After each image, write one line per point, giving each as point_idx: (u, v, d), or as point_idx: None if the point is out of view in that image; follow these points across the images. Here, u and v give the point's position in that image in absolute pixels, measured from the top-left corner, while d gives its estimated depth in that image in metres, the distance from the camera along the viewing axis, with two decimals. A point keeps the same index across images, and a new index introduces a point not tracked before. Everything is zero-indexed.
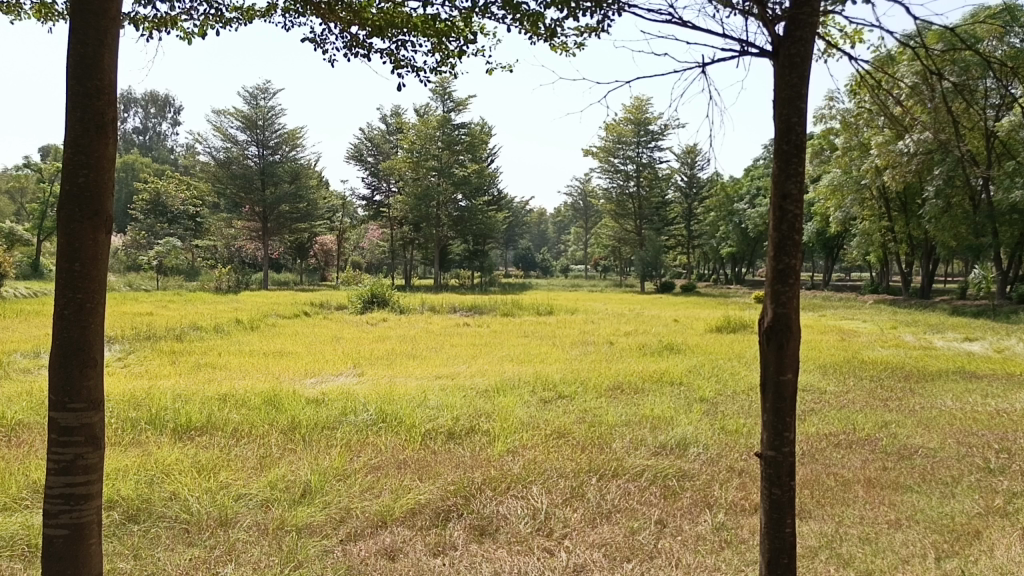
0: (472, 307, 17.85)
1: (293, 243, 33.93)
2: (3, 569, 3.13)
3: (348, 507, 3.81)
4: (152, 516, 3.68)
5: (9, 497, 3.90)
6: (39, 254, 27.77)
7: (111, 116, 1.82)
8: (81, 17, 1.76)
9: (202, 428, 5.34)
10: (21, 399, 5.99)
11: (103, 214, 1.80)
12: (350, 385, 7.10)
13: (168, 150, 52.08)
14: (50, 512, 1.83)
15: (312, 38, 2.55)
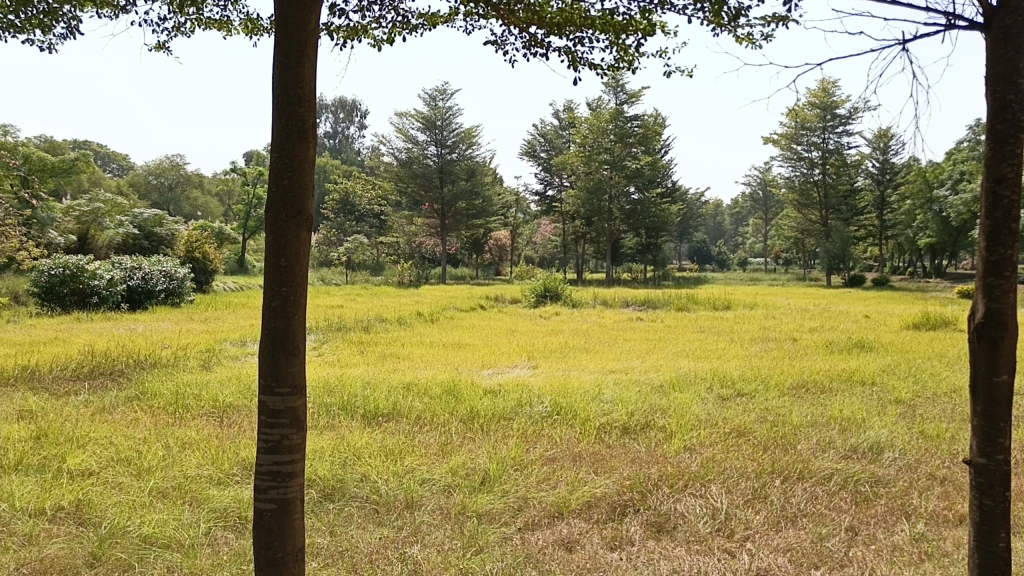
0: (646, 301, 17.63)
1: (469, 238, 34.98)
2: (219, 537, 3.46)
3: (526, 497, 3.88)
4: (346, 496, 3.93)
5: (222, 472, 4.30)
6: (244, 251, 30.35)
7: (312, 122, 1.95)
8: (285, 32, 1.90)
9: (389, 414, 5.63)
10: (232, 383, 6.59)
11: (305, 213, 1.94)
12: (526, 377, 7.23)
13: (356, 152, 55.20)
14: (261, 487, 1.99)
15: (493, 40, 2.61)
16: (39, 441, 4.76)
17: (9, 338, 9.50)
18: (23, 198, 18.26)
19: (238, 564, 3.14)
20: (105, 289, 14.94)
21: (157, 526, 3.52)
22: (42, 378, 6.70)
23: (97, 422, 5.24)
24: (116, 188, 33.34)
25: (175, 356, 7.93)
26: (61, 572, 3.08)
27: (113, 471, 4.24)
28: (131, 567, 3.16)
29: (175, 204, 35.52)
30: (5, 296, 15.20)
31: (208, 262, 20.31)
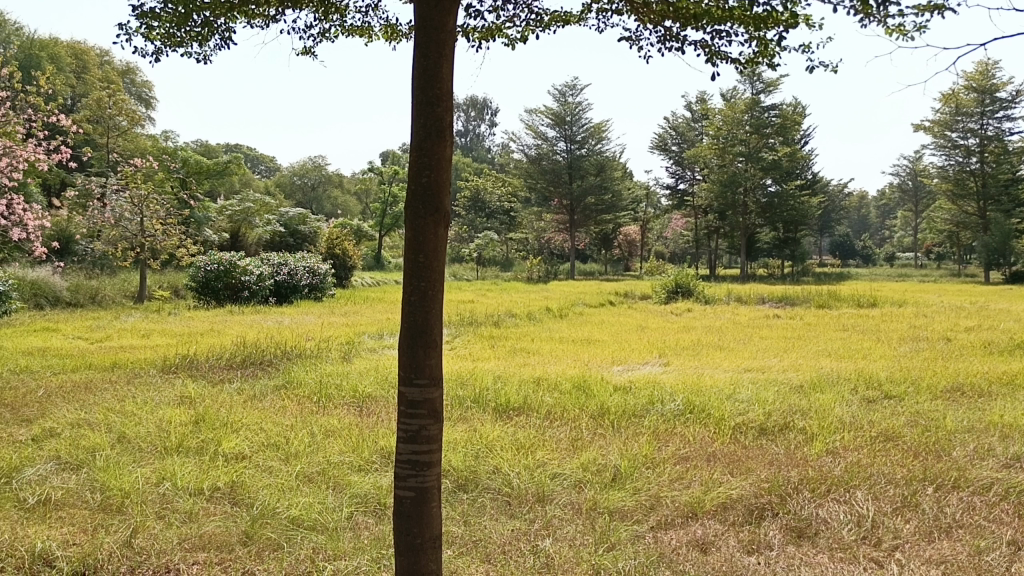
0: (783, 298, 17.00)
1: (599, 234, 34.85)
2: (359, 522, 3.61)
3: (659, 496, 3.84)
4: (479, 487, 4.01)
5: (363, 459, 4.49)
6: (381, 248, 31.49)
7: (450, 121, 1.99)
8: (425, 34, 1.96)
9: (520, 408, 5.70)
10: (371, 374, 6.87)
11: (443, 210, 1.99)
12: (657, 374, 7.15)
13: (487, 150, 56.13)
14: (400, 475, 2.06)
15: (628, 37, 2.58)
16: (198, 425, 5.11)
17: (172, 329, 10.28)
18: (184, 199, 19.72)
19: (378, 548, 3.27)
20: (255, 283, 15.84)
21: (304, 508, 3.71)
22: (200, 366, 7.20)
23: (249, 409, 5.58)
24: (265, 189, 35.41)
25: (319, 347, 8.34)
26: (218, 548, 3.30)
27: (263, 455, 4.51)
28: (280, 547, 3.35)
29: (317, 203, 37.28)
30: (168, 290, 16.47)
31: (348, 258, 21.17)
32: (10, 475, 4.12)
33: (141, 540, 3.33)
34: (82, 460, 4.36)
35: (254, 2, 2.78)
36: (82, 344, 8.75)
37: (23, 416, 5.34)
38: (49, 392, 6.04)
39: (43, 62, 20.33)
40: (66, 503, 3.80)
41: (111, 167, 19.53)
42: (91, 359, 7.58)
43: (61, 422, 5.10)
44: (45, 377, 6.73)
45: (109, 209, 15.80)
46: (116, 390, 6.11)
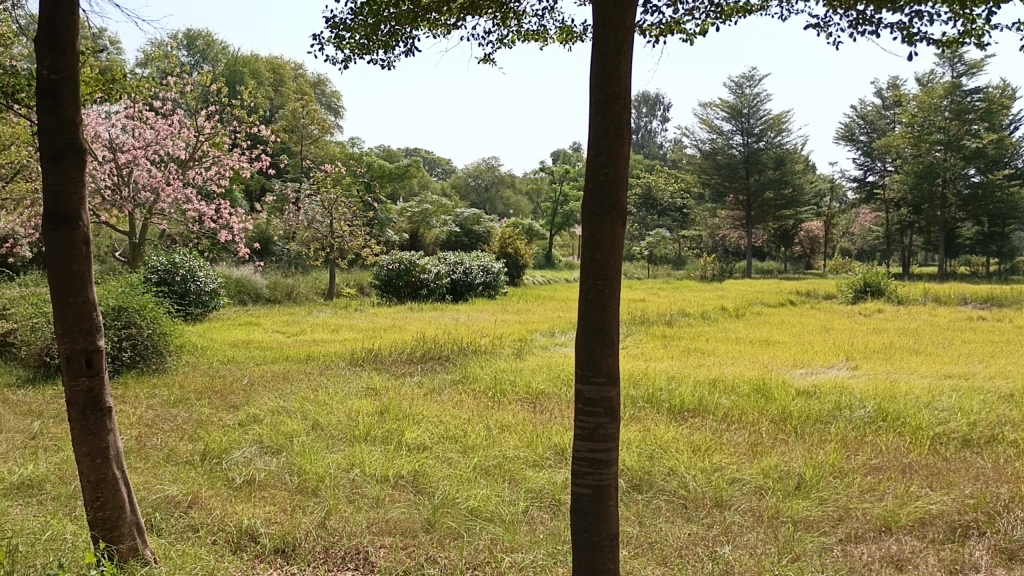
0: (990, 298, 15.56)
1: (778, 230, 33.43)
2: (535, 516, 3.68)
3: (848, 507, 3.64)
4: (654, 488, 3.96)
5: (537, 455, 4.56)
6: (552, 246, 31.84)
7: (628, 119, 1.98)
8: (603, 32, 1.96)
9: (695, 409, 5.58)
10: (544, 371, 6.98)
11: (620, 208, 1.98)
12: (843, 378, 6.77)
13: (659, 146, 55.48)
14: (578, 472, 2.08)
15: (815, 23, 2.46)
16: (383, 415, 5.40)
17: (358, 324, 10.89)
18: (369, 201, 20.86)
19: (554, 544, 3.31)
20: (433, 281, 16.47)
21: (482, 500, 3.82)
22: (383, 360, 7.59)
23: (429, 402, 5.82)
24: (442, 190, 36.80)
25: (493, 344, 8.54)
26: (403, 534, 3.47)
27: (443, 447, 4.69)
28: (460, 535, 3.47)
29: (491, 203, 38.27)
30: (354, 288, 17.48)
31: (520, 257, 21.58)
32: (220, 455, 4.53)
33: (334, 522, 3.56)
34: (281, 444, 4.72)
35: (436, 11, 2.90)
36: (279, 338, 9.48)
37: (231, 402, 5.87)
38: (252, 381, 6.60)
39: (246, 78, 22.20)
40: (269, 484, 4.12)
41: (304, 173, 21.02)
42: (287, 351, 8.20)
43: (263, 409, 5.55)
44: (249, 367, 7.35)
45: (304, 212, 17.08)
46: (310, 381, 6.57)
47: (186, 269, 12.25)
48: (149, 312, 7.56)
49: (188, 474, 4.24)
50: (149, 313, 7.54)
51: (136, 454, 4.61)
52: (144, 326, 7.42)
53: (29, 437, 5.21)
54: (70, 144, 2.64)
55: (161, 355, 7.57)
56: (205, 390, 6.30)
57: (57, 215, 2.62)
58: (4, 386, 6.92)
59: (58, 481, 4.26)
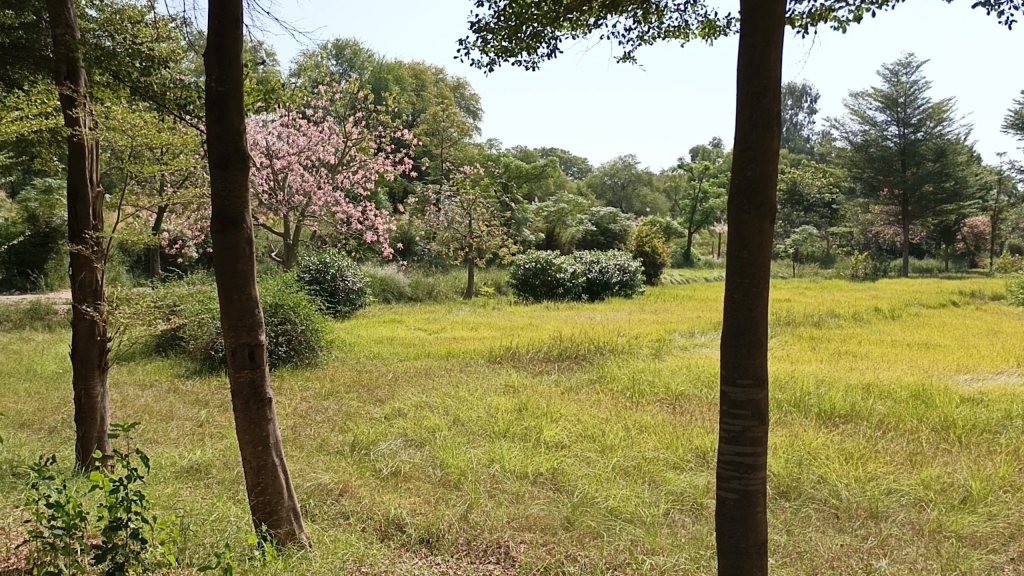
0: None
1: (937, 225, 31.31)
2: (676, 519, 3.63)
3: (1021, 525, 3.37)
4: (802, 495, 3.80)
5: (677, 457, 4.49)
6: (690, 245, 31.19)
7: (778, 111, 1.90)
8: (752, 24, 1.90)
9: (847, 415, 5.31)
10: (684, 372, 6.86)
11: (770, 204, 1.91)
12: (1014, 385, 6.25)
13: (806, 140, 53.24)
14: (724, 476, 2.03)
15: (984, 3, 2.29)
16: (521, 412, 5.47)
17: (496, 323, 11.06)
18: (506, 202, 21.16)
19: (697, 548, 3.25)
20: (569, 280, 16.51)
21: (621, 500, 3.79)
22: (521, 357, 7.68)
23: (567, 400, 5.84)
24: (578, 190, 36.82)
25: (630, 344, 8.47)
26: (542, 530, 3.50)
27: (581, 446, 4.69)
28: (600, 535, 3.46)
29: (628, 202, 37.99)
30: (493, 287, 17.77)
31: (657, 256, 21.27)
32: (368, 447, 4.74)
33: (476, 515, 3.64)
34: (424, 438, 4.87)
35: (576, 11, 2.91)
36: (422, 335, 9.78)
37: (377, 396, 6.10)
38: (396, 376, 6.84)
39: (390, 84, 23.08)
40: (413, 475, 4.27)
41: (444, 174, 21.58)
42: (429, 348, 8.44)
43: (407, 403, 5.74)
44: (394, 363, 7.62)
45: (444, 214, 17.59)
46: (450, 377, 6.75)
47: (335, 268, 12.88)
48: (302, 309, 8.03)
49: (339, 464, 4.44)
50: (302, 310, 8.00)
51: (292, 443, 4.88)
52: (298, 322, 7.87)
53: (198, 425, 5.62)
54: (236, 150, 2.82)
55: (313, 350, 7.96)
56: (354, 384, 6.59)
57: (223, 218, 2.82)
58: (176, 376, 7.51)
59: (222, 466, 4.58)
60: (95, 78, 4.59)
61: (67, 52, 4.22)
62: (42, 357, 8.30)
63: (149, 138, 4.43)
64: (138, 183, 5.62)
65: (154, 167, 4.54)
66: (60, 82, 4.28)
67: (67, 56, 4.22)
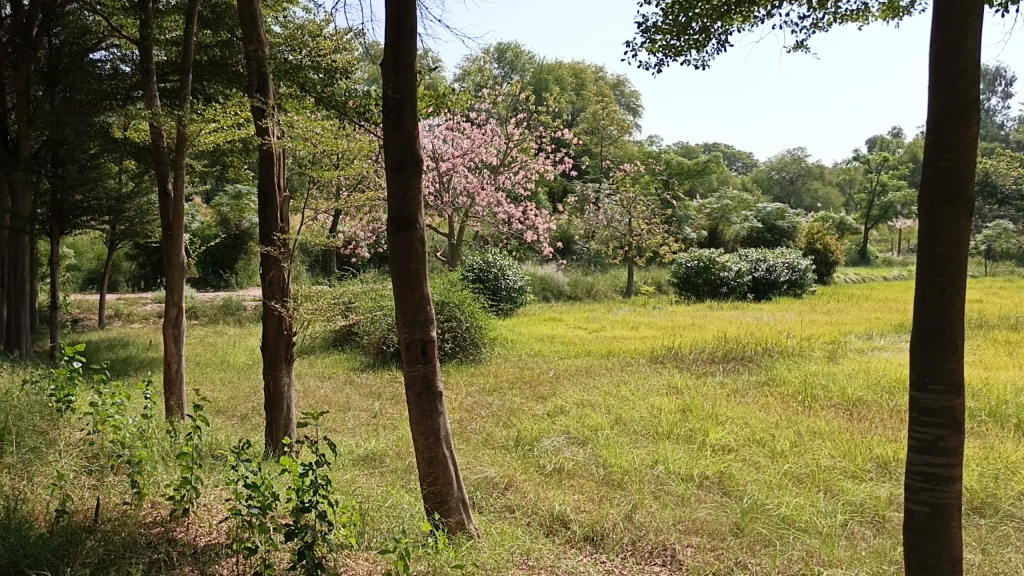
0: None
1: None
2: (855, 531, 3.44)
3: None
4: (999, 513, 3.49)
5: (856, 466, 4.26)
6: (866, 241, 29.43)
7: (977, 95, 1.76)
8: (946, 5, 1.77)
9: None
10: (862, 376, 6.49)
11: (967, 196, 1.76)
12: None
13: (1000, 127, 48.82)
14: (913, 488, 1.90)
15: None
16: (685, 413, 5.38)
17: (658, 322, 10.92)
18: (667, 199, 20.83)
19: (879, 562, 3.07)
20: (734, 279, 16.00)
21: (795, 509, 3.65)
22: (683, 358, 7.54)
23: (734, 403, 5.68)
24: (743, 185, 35.68)
25: (801, 346, 8.11)
26: (710, 535, 3.42)
27: (749, 450, 4.54)
28: (771, 543, 3.33)
29: (796, 196, 36.42)
30: (653, 286, 17.56)
31: (829, 253, 20.22)
32: (532, 443, 4.81)
33: (641, 516, 3.60)
34: (587, 437, 4.88)
35: (747, 3, 2.83)
36: (583, 333, 9.80)
37: (539, 394, 6.18)
38: (557, 374, 6.91)
39: (550, 84, 23.39)
40: (577, 473, 4.29)
41: (604, 173, 21.57)
42: (590, 347, 8.44)
43: (569, 401, 5.78)
44: (554, 361, 7.69)
45: (603, 212, 17.58)
46: (611, 376, 6.72)
47: (497, 268, 13.17)
48: (467, 307, 8.29)
49: (504, 458, 4.54)
50: (467, 308, 8.27)
51: (459, 436, 5.03)
52: (463, 320, 8.13)
53: (371, 415, 5.92)
54: (411, 153, 2.95)
55: (477, 347, 8.17)
56: (516, 380, 6.71)
57: (399, 219, 2.96)
58: (351, 369, 7.96)
59: (395, 456, 4.79)
60: (281, 89, 4.94)
61: (258, 67, 4.56)
62: (234, 349, 9.02)
63: (329, 146, 4.57)
64: (319, 188, 5.99)
65: (332, 172, 4.84)
66: (252, 95, 4.65)
67: (258, 67, 4.55)
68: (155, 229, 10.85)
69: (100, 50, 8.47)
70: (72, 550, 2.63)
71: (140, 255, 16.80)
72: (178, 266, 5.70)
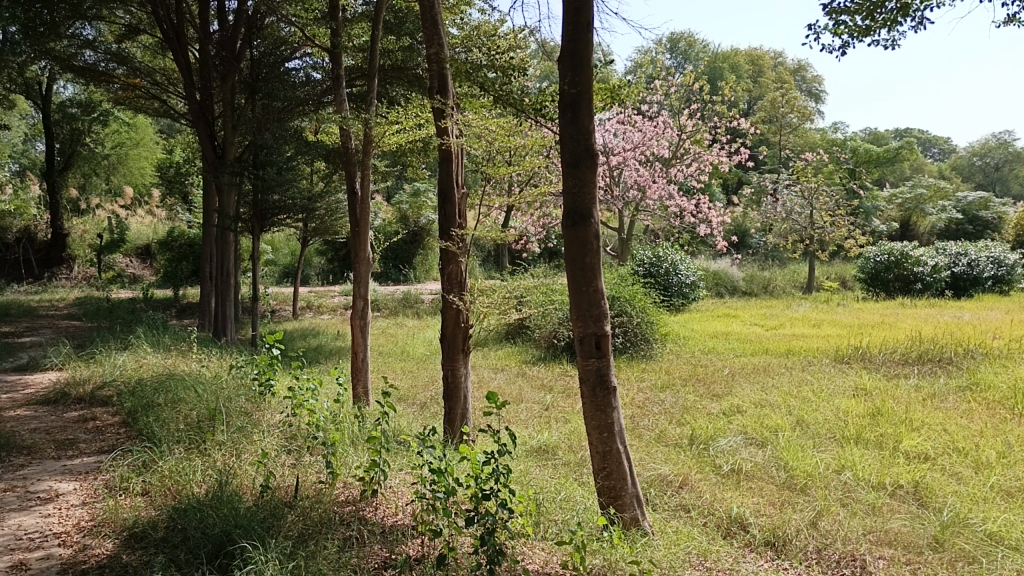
0: None
1: None
2: None
3: None
4: None
5: None
6: None
7: None
8: None
9: None
10: None
11: None
12: None
13: None
14: None
15: None
16: (874, 417, 5.06)
17: (844, 320, 10.33)
18: (853, 189, 19.65)
19: None
20: (930, 275, 14.86)
21: (1003, 525, 3.34)
22: (873, 358, 7.09)
23: (930, 407, 5.27)
24: (940, 173, 33.03)
25: (1009, 348, 7.40)
26: (906, 547, 3.20)
27: (949, 460, 4.20)
28: (976, 561, 3.07)
29: (1003, 184, 33.28)
30: (836, 281, 16.64)
31: None
32: (708, 442, 4.69)
33: (827, 523, 3.42)
34: (766, 438, 4.69)
35: None
36: (760, 330, 9.44)
37: (714, 391, 6.02)
38: (734, 372, 6.69)
39: (725, 73, 22.73)
40: (755, 475, 4.14)
41: (783, 163, 20.72)
42: (768, 344, 8.13)
43: (747, 400, 5.59)
44: (730, 358, 7.46)
45: (782, 204, 16.86)
46: (792, 376, 6.42)
47: (669, 262, 12.99)
48: (638, 302, 8.24)
49: (679, 456, 4.46)
50: (638, 304, 8.21)
51: (632, 432, 5.00)
52: (634, 315, 8.09)
53: (543, 408, 6.00)
54: (586, 148, 2.95)
55: (648, 342, 8.08)
56: (690, 377, 6.58)
57: (575, 214, 2.98)
58: (523, 362, 8.12)
59: (567, 449, 4.83)
60: (460, 90, 5.08)
61: (439, 69, 4.75)
62: (414, 341, 9.44)
63: (503, 142, 4.58)
64: (494, 185, 6.11)
65: (507, 169, 4.94)
66: (433, 96, 4.85)
67: (438, 68, 4.75)
68: (342, 226, 11.53)
69: (294, 59, 9.07)
70: (275, 523, 2.83)
71: (328, 251, 17.98)
72: (364, 261, 6.03)
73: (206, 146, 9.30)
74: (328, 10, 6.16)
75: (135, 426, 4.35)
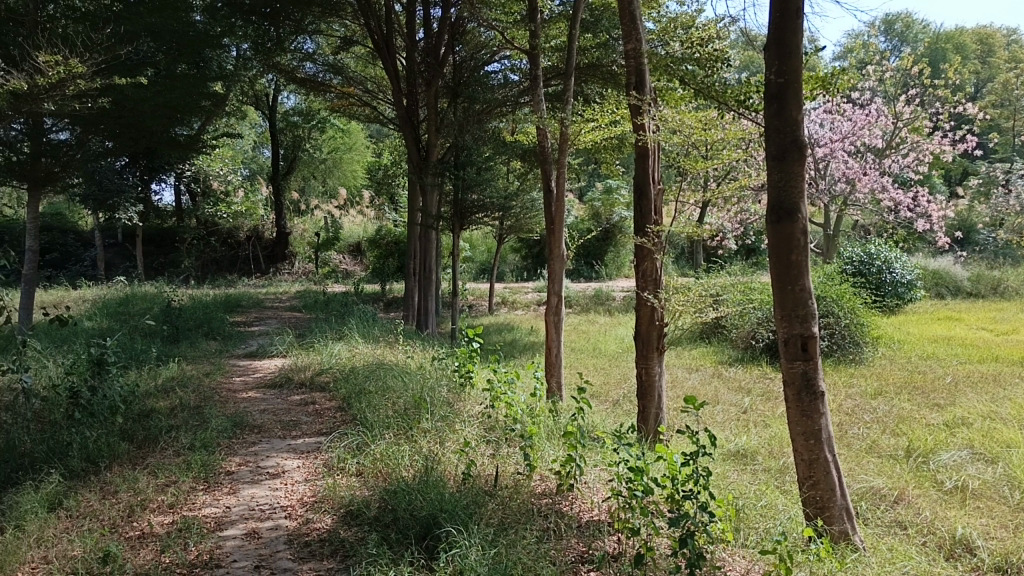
0: None
1: None
2: None
3: None
4: None
5: None
6: None
7: None
8: None
9: None
10: None
11: None
12: None
13: None
14: None
15: None
16: None
17: None
18: None
19: None
20: None
21: None
22: None
23: None
24: None
25: None
26: None
27: None
28: None
29: None
30: None
31: None
32: (928, 455, 4.33)
33: None
34: (996, 454, 4.25)
35: None
36: (988, 335, 8.58)
37: (935, 401, 5.54)
38: (958, 381, 6.12)
39: (949, 54, 20.82)
40: (984, 494, 3.77)
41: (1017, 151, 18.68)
42: (999, 351, 7.36)
43: (973, 412, 5.10)
44: (953, 365, 6.83)
45: (1015, 196, 15.21)
46: None
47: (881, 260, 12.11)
48: (847, 303, 7.75)
49: (893, 469, 4.15)
50: (847, 304, 7.72)
51: (839, 440, 4.72)
52: (841, 316, 7.63)
53: (742, 410, 5.80)
54: (794, 140, 2.81)
55: (857, 346, 7.58)
56: (906, 384, 6.09)
57: (780, 209, 2.85)
58: (720, 362, 7.89)
59: (768, 455, 4.64)
60: (658, 85, 5.01)
61: (637, 65, 4.71)
62: (606, 338, 9.44)
63: (701, 137, 4.56)
64: (692, 181, 5.99)
65: (706, 163, 4.81)
66: (629, 93, 4.81)
67: (637, 66, 4.71)
68: (536, 224, 11.74)
69: (494, 62, 9.35)
70: (477, 509, 2.93)
71: (523, 248, 18.40)
72: (559, 258, 6.10)
73: (412, 148, 9.81)
74: (528, 13, 6.31)
75: (349, 410, 4.67)
